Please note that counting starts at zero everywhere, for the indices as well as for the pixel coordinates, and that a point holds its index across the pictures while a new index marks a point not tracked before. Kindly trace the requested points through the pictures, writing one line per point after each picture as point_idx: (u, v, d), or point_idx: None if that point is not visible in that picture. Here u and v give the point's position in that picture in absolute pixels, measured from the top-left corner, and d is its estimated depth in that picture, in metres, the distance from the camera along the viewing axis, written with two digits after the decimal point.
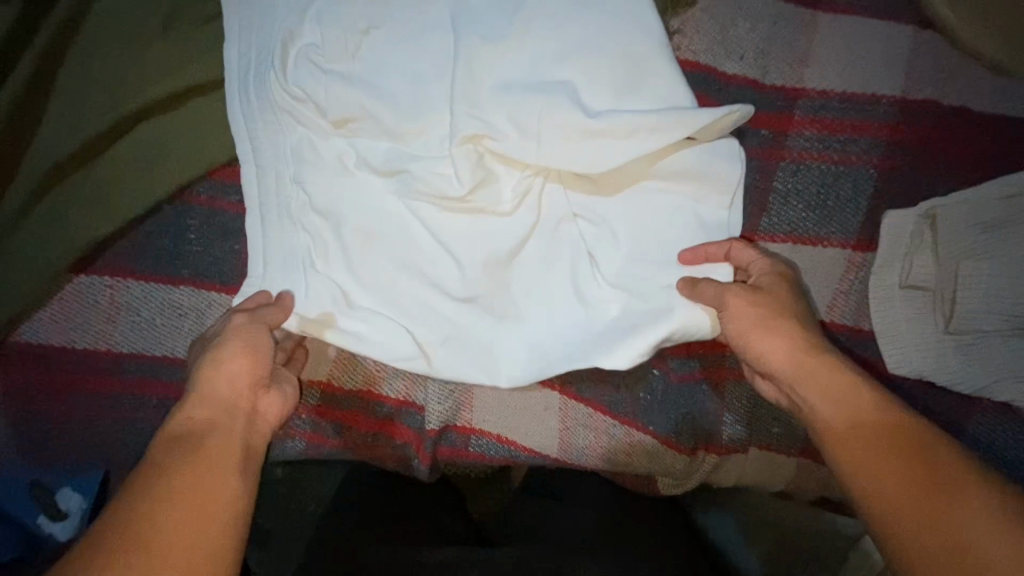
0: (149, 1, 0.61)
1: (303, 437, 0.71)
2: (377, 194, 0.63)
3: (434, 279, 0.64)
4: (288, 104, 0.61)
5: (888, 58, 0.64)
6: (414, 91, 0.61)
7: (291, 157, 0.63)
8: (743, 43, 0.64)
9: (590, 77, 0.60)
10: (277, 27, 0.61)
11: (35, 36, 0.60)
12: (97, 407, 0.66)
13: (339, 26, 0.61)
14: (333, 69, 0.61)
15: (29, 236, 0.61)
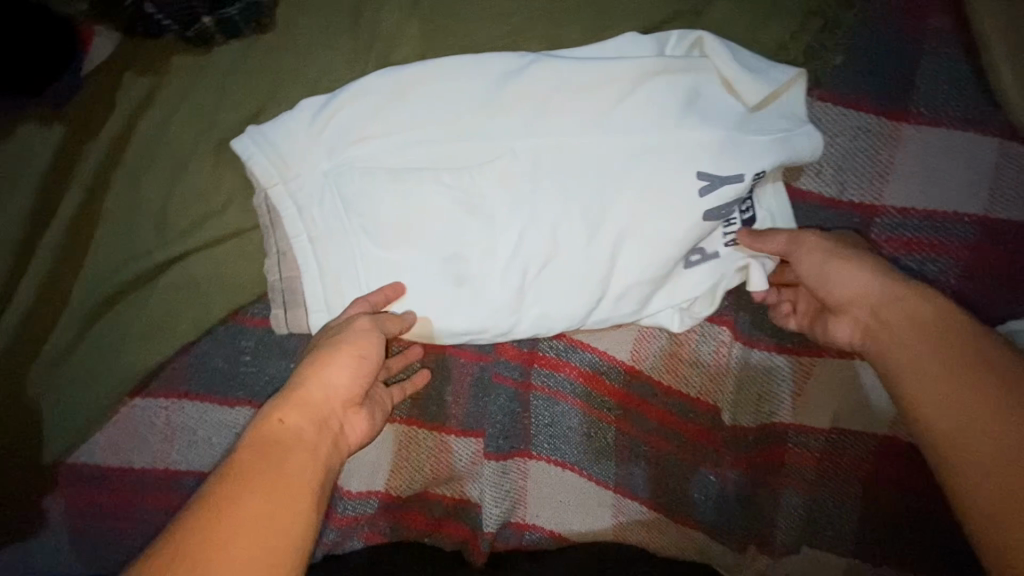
0: (196, 121, 0.58)
1: (361, 538, 0.71)
2: (498, 133, 0.57)
3: (499, 276, 0.58)
4: (323, 236, 0.57)
5: (974, 173, 0.61)
6: (456, 227, 0.57)
7: (339, 209, 0.57)
8: (819, 157, 0.62)
9: (652, 213, 0.56)
10: (315, 157, 0.57)
11: (76, 163, 0.57)
12: (155, 524, 0.65)
13: (384, 163, 0.57)
14: (368, 204, 0.57)
15: (81, 364, 0.60)
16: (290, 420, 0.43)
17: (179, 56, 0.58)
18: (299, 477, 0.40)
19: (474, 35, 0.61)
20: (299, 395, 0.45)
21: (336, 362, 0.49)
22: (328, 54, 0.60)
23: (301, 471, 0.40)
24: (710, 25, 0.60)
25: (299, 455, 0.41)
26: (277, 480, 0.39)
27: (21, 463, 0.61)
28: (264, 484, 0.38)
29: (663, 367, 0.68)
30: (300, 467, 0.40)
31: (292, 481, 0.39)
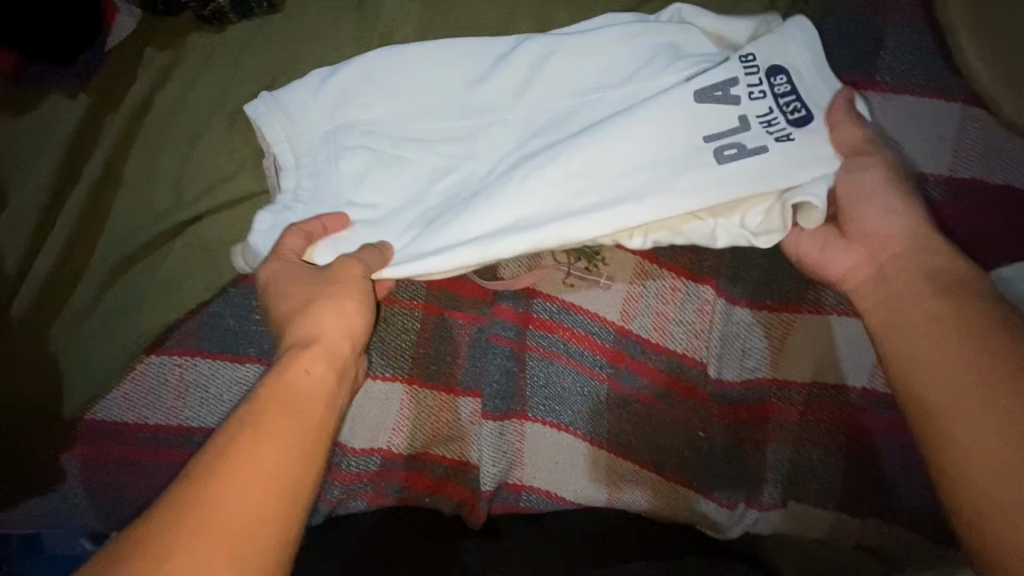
0: (213, 91, 0.63)
1: (365, 497, 0.74)
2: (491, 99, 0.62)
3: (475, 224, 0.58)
4: (310, 188, 0.60)
5: (940, 135, 0.65)
6: (442, 186, 0.60)
7: (332, 164, 0.60)
8: None
9: (636, 168, 0.58)
10: (316, 118, 0.61)
11: (100, 130, 0.61)
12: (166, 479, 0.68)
13: (382, 129, 0.62)
14: (360, 167, 0.60)
15: (98, 321, 0.63)
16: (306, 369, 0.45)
17: (198, 32, 0.63)
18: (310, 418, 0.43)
19: (472, 13, 0.66)
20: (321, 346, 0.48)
21: (347, 318, 0.50)
22: (335, 32, 0.65)
23: (313, 413, 0.43)
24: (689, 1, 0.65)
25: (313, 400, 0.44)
26: (291, 429, 0.41)
27: (38, 417, 0.64)
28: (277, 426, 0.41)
29: (651, 326, 0.71)
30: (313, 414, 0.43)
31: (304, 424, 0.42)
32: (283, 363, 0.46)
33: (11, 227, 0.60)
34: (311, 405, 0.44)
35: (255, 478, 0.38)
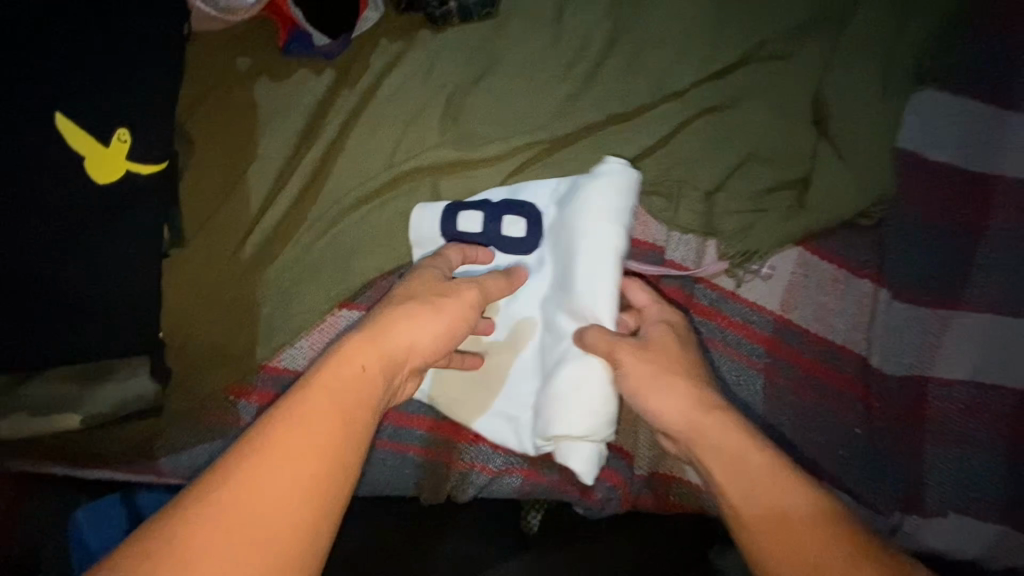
0: (433, 80, 0.71)
1: (520, 474, 0.74)
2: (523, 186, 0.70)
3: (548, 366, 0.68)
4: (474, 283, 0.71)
5: None
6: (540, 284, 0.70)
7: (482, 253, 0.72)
8: (947, 134, 0.72)
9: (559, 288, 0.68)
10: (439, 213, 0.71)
11: (334, 102, 0.69)
12: None
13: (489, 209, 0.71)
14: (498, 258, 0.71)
15: (308, 269, 0.68)
16: (370, 361, 0.49)
17: (423, 29, 0.72)
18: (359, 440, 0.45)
19: (657, 26, 0.74)
20: (380, 349, 0.50)
21: (439, 317, 0.54)
22: (540, 36, 0.74)
23: (358, 416, 0.45)
24: (863, 16, 0.72)
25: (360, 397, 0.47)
26: (289, 450, 0.42)
27: (244, 354, 0.67)
28: (313, 406, 0.44)
29: (812, 316, 0.73)
30: (358, 427, 0.45)
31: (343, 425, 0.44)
32: (351, 349, 0.49)
33: (254, 175, 0.67)
34: (355, 416, 0.45)
35: (303, 445, 0.42)
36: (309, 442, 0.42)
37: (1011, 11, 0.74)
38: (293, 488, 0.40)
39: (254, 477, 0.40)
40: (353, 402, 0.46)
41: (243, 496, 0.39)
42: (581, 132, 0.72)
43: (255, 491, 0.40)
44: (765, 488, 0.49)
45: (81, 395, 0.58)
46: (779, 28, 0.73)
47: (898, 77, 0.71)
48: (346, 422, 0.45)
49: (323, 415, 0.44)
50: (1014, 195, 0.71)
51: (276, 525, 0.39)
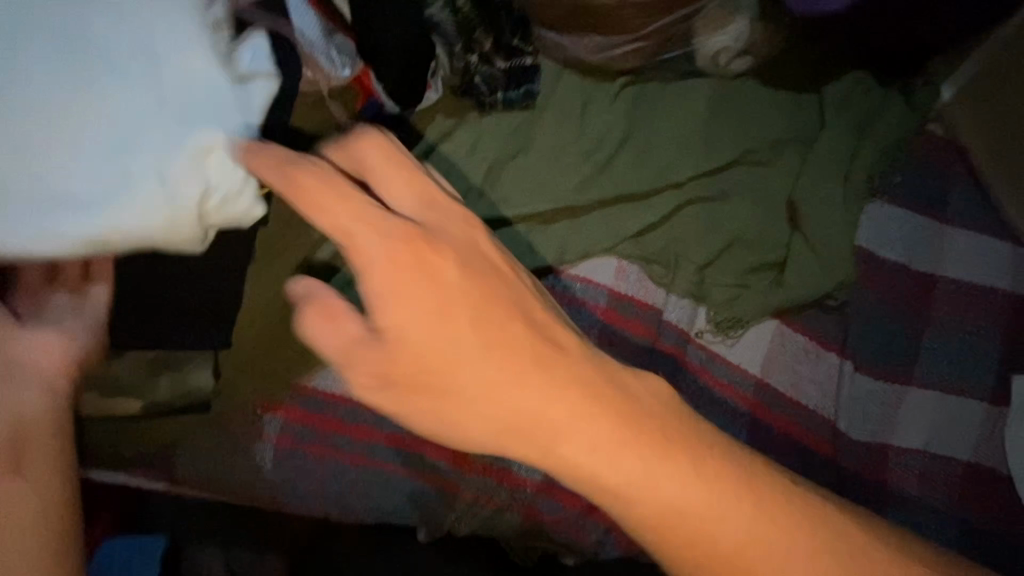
0: (475, 154, 0.85)
1: (521, 509, 0.77)
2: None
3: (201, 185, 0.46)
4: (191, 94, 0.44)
5: (999, 263, 0.87)
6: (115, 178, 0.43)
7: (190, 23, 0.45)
8: (897, 236, 0.87)
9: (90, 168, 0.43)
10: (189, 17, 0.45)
11: None
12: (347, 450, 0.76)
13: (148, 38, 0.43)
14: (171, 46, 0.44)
15: None
16: (684, 453, 0.42)
17: (472, 111, 0.86)
18: (592, 477, 0.41)
19: (659, 131, 0.91)
20: (522, 343, 0.43)
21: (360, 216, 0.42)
22: (566, 129, 0.89)
23: (465, 252, 0.44)
24: (826, 141, 0.89)
25: (557, 411, 0.41)
26: (443, 303, 0.42)
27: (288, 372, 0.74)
28: (417, 293, 0.42)
29: (789, 382, 0.83)
30: (692, 504, 0.41)
31: (541, 431, 0.41)
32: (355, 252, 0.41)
33: None
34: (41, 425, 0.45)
35: (450, 314, 0.42)
36: (445, 299, 0.42)
37: (935, 149, 0.94)
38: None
39: (465, 402, 0.42)
40: (402, 374, 0.42)
41: (484, 407, 0.41)
42: (595, 206, 0.87)
43: (517, 405, 0.41)
44: (684, 509, 0.41)
45: (145, 381, 0.65)
46: (760, 142, 0.90)
47: (855, 190, 0.87)
48: (470, 271, 0.44)
49: (421, 321, 0.42)
50: (953, 290, 0.85)
51: (522, 409, 0.41)
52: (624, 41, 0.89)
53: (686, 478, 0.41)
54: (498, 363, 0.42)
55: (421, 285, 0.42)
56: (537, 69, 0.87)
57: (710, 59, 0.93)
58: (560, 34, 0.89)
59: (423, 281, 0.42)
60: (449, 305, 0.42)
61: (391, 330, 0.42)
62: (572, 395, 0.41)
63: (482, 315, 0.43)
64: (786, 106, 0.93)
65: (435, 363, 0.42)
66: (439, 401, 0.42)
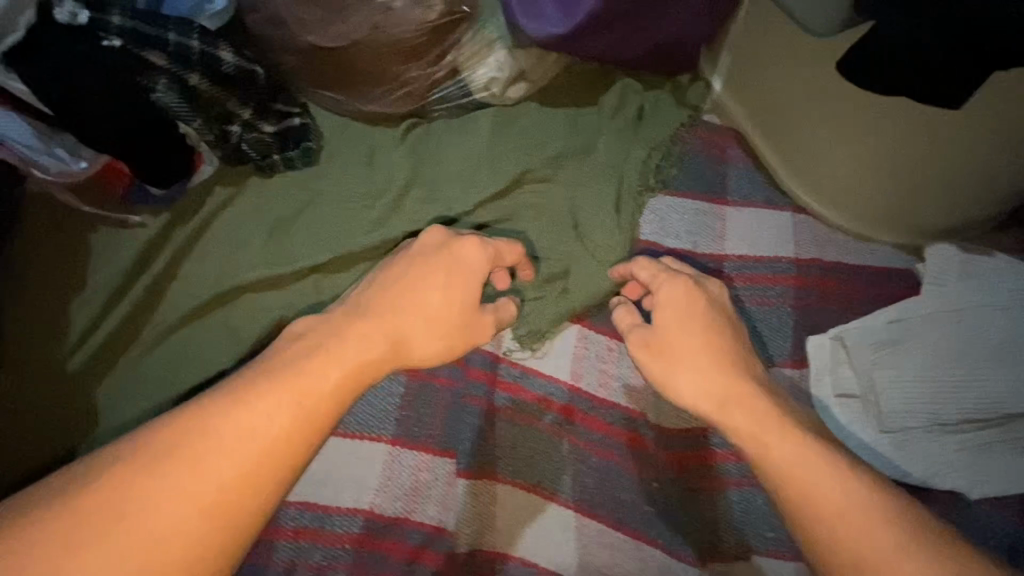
0: (256, 219, 0.86)
1: (341, 567, 0.78)
2: None
3: None
4: None
5: (781, 231, 0.91)
6: None
7: None
8: (681, 225, 0.91)
9: None
10: None
11: (164, 241, 0.81)
12: None
13: None
14: None
15: (131, 385, 0.75)
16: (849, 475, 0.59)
17: (252, 176, 0.88)
18: (790, 465, 0.60)
19: (444, 166, 0.94)
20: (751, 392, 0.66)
21: (660, 306, 0.72)
22: (351, 179, 0.91)
23: (700, 313, 0.72)
24: (602, 148, 0.94)
25: (828, 478, 0.58)
26: (681, 332, 0.71)
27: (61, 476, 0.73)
28: (698, 346, 0.69)
29: (598, 382, 0.84)
30: (825, 483, 0.58)
31: (834, 515, 0.57)
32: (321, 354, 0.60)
33: (80, 310, 0.76)
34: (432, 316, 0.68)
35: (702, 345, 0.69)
36: (705, 369, 0.68)
37: (711, 138, 0.99)
38: (306, 404, 0.56)
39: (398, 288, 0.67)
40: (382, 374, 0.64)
41: (679, 352, 0.70)
42: (387, 247, 0.88)
43: (681, 349, 0.70)
44: (793, 461, 0.60)
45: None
46: (541, 160, 0.94)
47: (636, 189, 0.90)
48: (709, 327, 0.71)
49: (689, 377, 0.68)
50: (743, 265, 0.89)
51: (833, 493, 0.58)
52: (392, 86, 0.93)
53: (811, 449, 0.61)
54: (805, 456, 0.60)
55: (670, 331, 0.71)
56: (311, 128, 0.89)
57: (484, 89, 0.96)
58: (329, 89, 0.93)
59: (670, 309, 0.72)
60: (710, 371, 0.68)
61: (660, 325, 0.72)
62: (790, 436, 0.62)
63: (709, 357, 0.69)
64: (563, 123, 0.97)
65: (725, 396, 0.66)
66: (714, 387, 0.67)
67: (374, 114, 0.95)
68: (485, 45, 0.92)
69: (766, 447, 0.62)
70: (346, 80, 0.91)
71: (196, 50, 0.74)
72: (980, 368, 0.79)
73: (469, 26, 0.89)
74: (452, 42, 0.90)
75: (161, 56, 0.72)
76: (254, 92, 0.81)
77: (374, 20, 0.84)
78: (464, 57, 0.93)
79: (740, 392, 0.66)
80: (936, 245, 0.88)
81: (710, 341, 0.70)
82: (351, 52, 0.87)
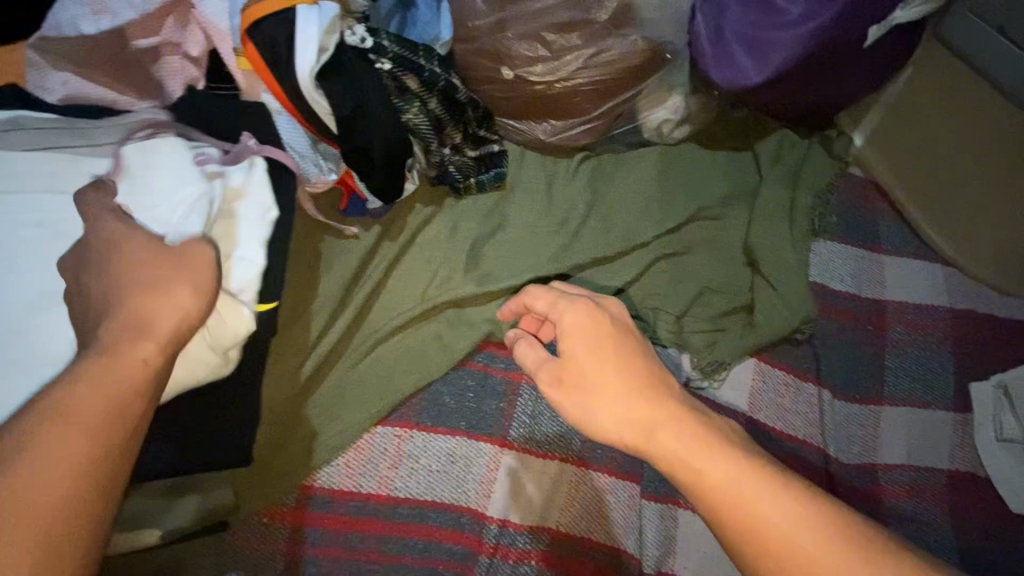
0: (457, 238, 0.89)
1: None
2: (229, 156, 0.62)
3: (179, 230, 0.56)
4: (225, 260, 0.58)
5: (937, 282, 0.97)
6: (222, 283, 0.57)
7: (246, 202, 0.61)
8: (844, 269, 0.97)
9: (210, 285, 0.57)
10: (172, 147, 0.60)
11: (377, 253, 0.84)
12: (355, 547, 0.75)
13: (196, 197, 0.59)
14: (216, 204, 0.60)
15: (349, 393, 0.78)
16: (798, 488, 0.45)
17: (450, 196, 0.92)
18: (676, 459, 0.48)
19: (620, 198, 0.99)
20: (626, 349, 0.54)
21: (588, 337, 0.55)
22: (537, 206, 0.96)
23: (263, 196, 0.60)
24: (767, 192, 1.00)
25: (708, 467, 0.47)
26: (619, 359, 0.53)
27: (290, 473, 0.74)
28: (612, 362, 0.53)
29: (776, 415, 0.88)
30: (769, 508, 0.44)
31: None
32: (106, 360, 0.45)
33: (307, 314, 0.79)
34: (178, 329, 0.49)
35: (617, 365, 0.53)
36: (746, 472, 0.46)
37: (858, 190, 1.06)
38: (111, 413, 0.43)
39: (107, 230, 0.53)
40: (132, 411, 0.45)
41: (600, 379, 0.53)
42: (571, 272, 0.92)
43: (621, 368, 0.53)
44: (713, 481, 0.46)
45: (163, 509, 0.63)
46: (711, 199, 0.99)
47: (802, 233, 0.96)
48: (610, 337, 0.55)
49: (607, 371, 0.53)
50: (905, 311, 0.95)
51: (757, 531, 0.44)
52: (576, 120, 0.98)
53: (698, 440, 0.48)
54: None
55: (597, 366, 0.53)
56: (505, 155, 0.94)
57: (656, 129, 1.02)
58: (517, 119, 0.98)
59: (580, 333, 0.55)
60: (684, 443, 0.48)
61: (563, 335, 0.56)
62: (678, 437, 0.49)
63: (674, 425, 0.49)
64: (727, 166, 1.04)
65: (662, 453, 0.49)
66: (662, 450, 0.49)
67: (552, 145, 1.01)
68: (666, 90, 0.99)
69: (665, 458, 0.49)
70: (535, 113, 0.97)
71: (440, 77, 0.79)
72: None
73: (658, 72, 0.96)
74: (640, 84, 0.97)
75: (416, 81, 0.76)
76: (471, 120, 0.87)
77: (581, 62, 0.91)
78: (645, 99, 0.99)
79: (660, 400, 0.51)
80: None
81: (625, 343, 0.55)
82: (551, 88, 0.93)
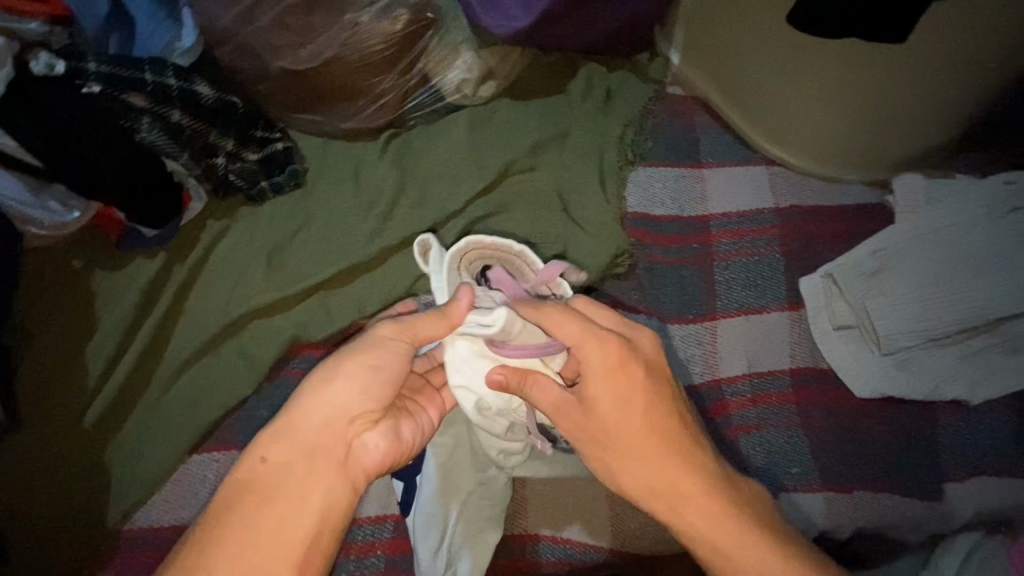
0: (256, 248, 0.86)
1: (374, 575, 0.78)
2: None
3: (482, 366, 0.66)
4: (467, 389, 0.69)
5: (758, 185, 0.96)
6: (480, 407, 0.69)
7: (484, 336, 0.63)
8: (663, 192, 0.95)
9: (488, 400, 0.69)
10: None
11: (168, 279, 0.82)
12: None
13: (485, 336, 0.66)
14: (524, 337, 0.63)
15: (155, 425, 0.76)
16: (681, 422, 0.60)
17: (243, 206, 0.88)
18: (629, 457, 0.59)
19: (428, 168, 0.96)
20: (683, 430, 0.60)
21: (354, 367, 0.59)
22: (340, 195, 0.92)
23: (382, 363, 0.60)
24: (577, 130, 0.97)
25: (640, 463, 0.59)
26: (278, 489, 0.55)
27: (73, 523, 0.72)
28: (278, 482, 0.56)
29: None
30: (694, 499, 0.59)
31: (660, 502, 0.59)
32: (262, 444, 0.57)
33: (95, 355, 0.78)
34: (356, 407, 0.58)
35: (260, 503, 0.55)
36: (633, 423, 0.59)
37: (677, 108, 1.03)
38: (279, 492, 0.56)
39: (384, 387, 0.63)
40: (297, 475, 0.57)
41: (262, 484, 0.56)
42: (383, 254, 0.89)
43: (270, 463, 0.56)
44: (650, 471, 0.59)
45: None
46: (521, 150, 0.96)
47: (613, 166, 0.94)
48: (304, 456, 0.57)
49: (603, 389, 0.58)
50: (728, 221, 0.93)
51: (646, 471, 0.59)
52: (364, 98, 0.94)
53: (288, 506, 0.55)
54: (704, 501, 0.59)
55: (273, 477, 0.56)
56: (294, 149, 0.88)
57: (455, 90, 0.98)
58: (305, 113, 0.94)
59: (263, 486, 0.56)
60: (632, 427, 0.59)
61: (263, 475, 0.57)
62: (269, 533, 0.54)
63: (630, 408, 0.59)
64: (537, 111, 1.00)
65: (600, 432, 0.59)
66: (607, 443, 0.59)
67: (351, 129, 0.96)
68: (450, 49, 0.94)
69: (640, 466, 0.59)
70: (319, 102, 0.93)
71: (174, 87, 0.76)
72: (955, 286, 0.84)
73: (433, 33, 0.92)
74: (419, 48, 0.92)
75: (142, 97, 0.74)
76: (236, 121, 0.83)
77: (341, 38, 0.86)
78: (433, 62, 0.95)
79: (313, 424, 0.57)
80: (900, 176, 0.93)
81: (307, 494, 0.56)
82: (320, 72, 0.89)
